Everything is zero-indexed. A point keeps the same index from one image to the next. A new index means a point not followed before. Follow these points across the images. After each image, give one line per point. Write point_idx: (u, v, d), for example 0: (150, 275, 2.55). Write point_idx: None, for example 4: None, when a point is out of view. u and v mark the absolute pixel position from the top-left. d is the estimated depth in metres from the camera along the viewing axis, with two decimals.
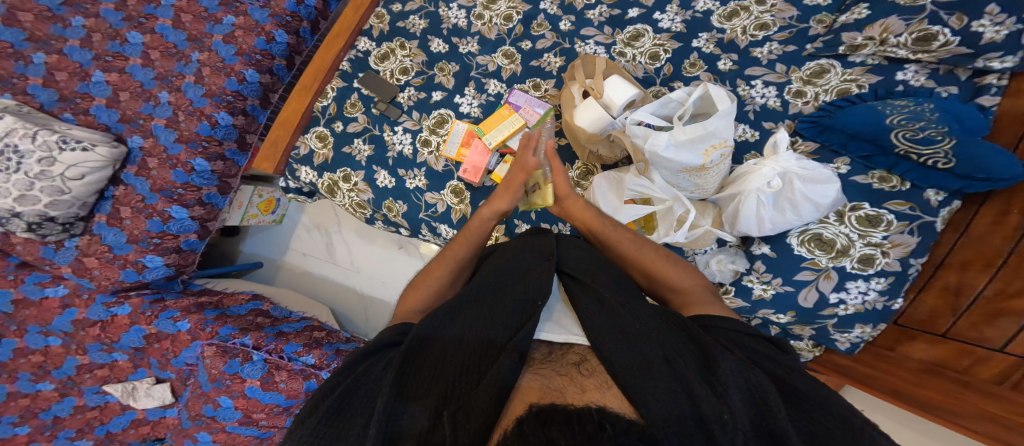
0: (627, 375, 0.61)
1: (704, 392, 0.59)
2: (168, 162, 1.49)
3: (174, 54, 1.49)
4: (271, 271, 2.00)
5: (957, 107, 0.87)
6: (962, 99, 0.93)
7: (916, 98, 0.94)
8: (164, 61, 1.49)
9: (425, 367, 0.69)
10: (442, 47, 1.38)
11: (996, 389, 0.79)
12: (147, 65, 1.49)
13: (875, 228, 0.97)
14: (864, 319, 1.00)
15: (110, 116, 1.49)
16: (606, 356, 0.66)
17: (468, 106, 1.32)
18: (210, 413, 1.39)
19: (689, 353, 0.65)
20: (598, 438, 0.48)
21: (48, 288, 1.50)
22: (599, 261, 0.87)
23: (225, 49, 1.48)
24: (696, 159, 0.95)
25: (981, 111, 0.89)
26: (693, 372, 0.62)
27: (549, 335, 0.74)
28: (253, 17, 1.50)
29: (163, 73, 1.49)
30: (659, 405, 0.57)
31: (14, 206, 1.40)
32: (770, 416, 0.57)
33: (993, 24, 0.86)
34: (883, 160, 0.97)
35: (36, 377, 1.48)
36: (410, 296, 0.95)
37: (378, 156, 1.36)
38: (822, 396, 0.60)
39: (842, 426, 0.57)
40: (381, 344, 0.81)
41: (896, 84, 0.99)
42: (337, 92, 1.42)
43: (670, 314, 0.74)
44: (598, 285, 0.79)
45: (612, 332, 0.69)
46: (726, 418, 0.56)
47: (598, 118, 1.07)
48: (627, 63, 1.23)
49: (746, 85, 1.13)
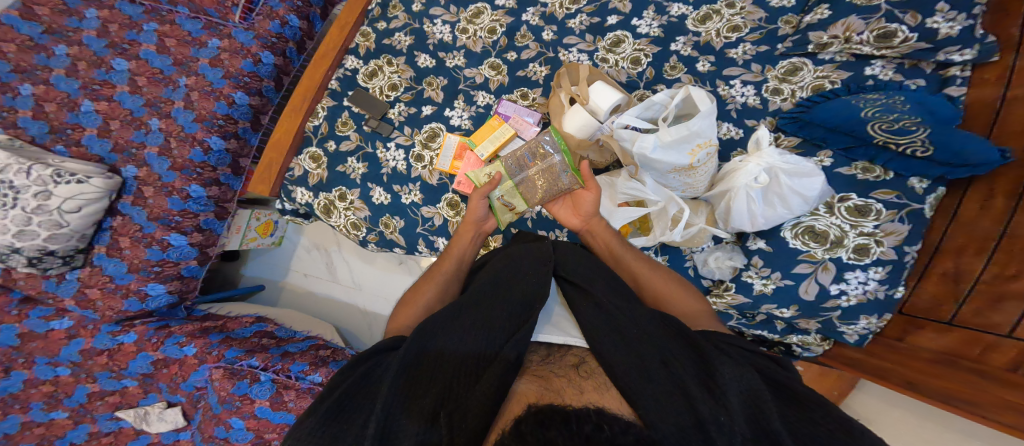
0: (625, 378, 0.63)
1: (702, 395, 0.60)
2: (163, 190, 1.50)
3: (161, 79, 1.52)
4: (274, 292, 2.01)
5: (924, 96, 0.90)
6: (930, 91, 0.95)
7: (886, 91, 0.96)
8: (152, 87, 1.52)
9: (424, 370, 0.70)
10: (429, 62, 1.40)
11: (1012, 377, 0.78)
12: (135, 92, 1.52)
13: (865, 218, 0.98)
14: (868, 309, 1.00)
15: (103, 146, 1.51)
16: (604, 360, 0.67)
17: (458, 118, 1.34)
18: (222, 434, 1.40)
19: (687, 357, 0.66)
20: (595, 438, 0.49)
21: (53, 321, 1.50)
22: (596, 265, 0.88)
23: (212, 72, 1.51)
24: (683, 159, 0.97)
25: (949, 101, 0.92)
26: (691, 376, 0.63)
27: (549, 337, 0.75)
28: (238, 40, 1.52)
29: (152, 99, 1.52)
30: (658, 409, 0.58)
31: (14, 242, 1.41)
32: (769, 418, 0.58)
33: (946, 20, 0.91)
34: (863, 152, 0.98)
35: (49, 406, 1.50)
36: (409, 304, 0.95)
37: (372, 173, 1.38)
38: (823, 405, 0.61)
39: (839, 428, 0.58)
40: (381, 347, 0.82)
41: (865, 79, 1.01)
42: (327, 111, 1.44)
43: (667, 318, 0.75)
44: (595, 290, 0.80)
45: (609, 336, 0.70)
46: (723, 420, 0.57)
47: (586, 123, 1.10)
48: (611, 69, 1.25)
49: (725, 85, 1.15)
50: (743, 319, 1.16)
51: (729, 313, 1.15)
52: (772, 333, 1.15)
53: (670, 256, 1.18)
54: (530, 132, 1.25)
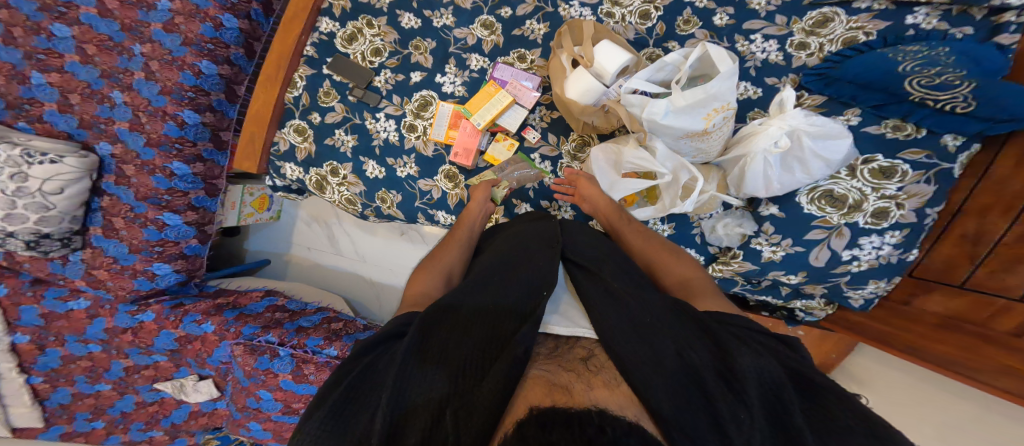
0: (637, 370, 0.60)
1: (718, 387, 0.58)
2: (145, 168, 1.40)
3: (112, 47, 1.36)
4: (280, 266, 1.99)
5: (973, 47, 0.82)
6: (978, 40, 0.86)
7: (928, 42, 0.88)
8: (104, 56, 1.36)
9: (429, 360, 0.67)
10: (414, 22, 1.28)
11: (1014, 341, 0.77)
12: (87, 62, 1.36)
13: (889, 180, 0.93)
14: (878, 274, 0.98)
15: (68, 122, 1.38)
16: (617, 349, 0.65)
17: (451, 85, 1.26)
18: (254, 404, 1.45)
19: (702, 344, 0.64)
20: (597, 441, 0.46)
21: (70, 302, 1.47)
22: (603, 249, 0.88)
23: (169, 39, 1.36)
24: (697, 123, 0.90)
25: (999, 50, 0.83)
26: (707, 366, 0.61)
27: (561, 328, 0.72)
28: (191, 1, 1.36)
29: (108, 70, 1.37)
30: (670, 400, 0.56)
31: (5, 226, 1.34)
32: (791, 412, 0.56)
33: None
34: (896, 109, 0.91)
35: (92, 378, 1.54)
36: (418, 274, 0.92)
37: (363, 145, 1.30)
38: (846, 396, 0.57)
39: (860, 423, 0.54)
40: (388, 331, 0.78)
41: (906, 28, 0.92)
42: (306, 81, 1.32)
43: (680, 303, 0.72)
44: (605, 274, 0.78)
45: (621, 325, 0.67)
46: (742, 416, 0.55)
47: (590, 87, 1.01)
48: (617, 25, 1.14)
49: (745, 41, 1.05)
50: (748, 285, 1.13)
51: (734, 279, 1.13)
52: (776, 298, 1.12)
53: (677, 224, 1.13)
54: (529, 97, 1.18)
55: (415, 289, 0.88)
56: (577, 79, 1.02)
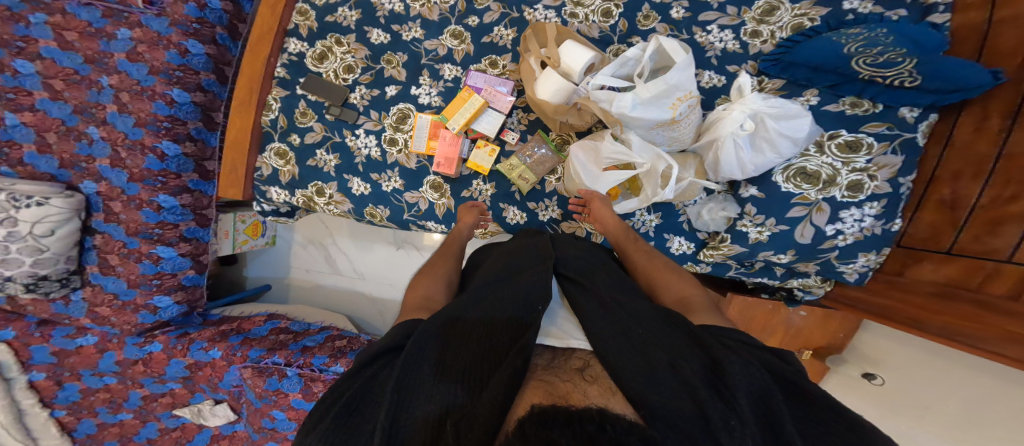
0: (631, 382, 0.61)
1: (711, 396, 0.58)
2: (132, 203, 1.42)
3: (80, 81, 1.35)
4: (281, 290, 2.00)
5: (909, 28, 0.86)
6: (913, 21, 0.92)
7: (869, 24, 0.92)
8: (73, 91, 1.35)
9: (426, 375, 0.65)
10: (383, 38, 1.30)
11: (1014, 306, 0.75)
12: (57, 98, 1.35)
13: (857, 153, 0.94)
14: (866, 246, 0.98)
15: (49, 163, 1.38)
16: (610, 366, 0.65)
17: (427, 96, 1.28)
18: (270, 424, 1.48)
19: (694, 355, 0.64)
20: (598, 438, 0.48)
21: (79, 338, 1.49)
22: (594, 262, 0.91)
23: (135, 69, 1.34)
24: (664, 113, 0.92)
25: (934, 29, 0.89)
26: (699, 375, 0.61)
27: (552, 341, 0.74)
28: (152, 29, 1.33)
29: (79, 105, 1.36)
30: (663, 410, 0.57)
31: (3, 272, 1.36)
32: (783, 421, 0.55)
33: None
34: (850, 87, 0.93)
35: (113, 409, 1.57)
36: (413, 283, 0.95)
37: (346, 164, 1.32)
38: (829, 401, 0.58)
39: (850, 428, 0.55)
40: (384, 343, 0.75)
41: (845, 13, 0.97)
42: (282, 102, 1.33)
43: (670, 314, 0.73)
44: (597, 288, 0.81)
45: (614, 338, 0.69)
46: (734, 423, 0.55)
47: (559, 87, 1.04)
48: (581, 25, 1.17)
49: (702, 32, 1.08)
50: (742, 268, 1.15)
51: (727, 263, 1.14)
52: (772, 279, 1.14)
53: (663, 213, 1.15)
54: (504, 102, 1.20)
55: (416, 292, 0.89)
56: (543, 82, 1.05)
